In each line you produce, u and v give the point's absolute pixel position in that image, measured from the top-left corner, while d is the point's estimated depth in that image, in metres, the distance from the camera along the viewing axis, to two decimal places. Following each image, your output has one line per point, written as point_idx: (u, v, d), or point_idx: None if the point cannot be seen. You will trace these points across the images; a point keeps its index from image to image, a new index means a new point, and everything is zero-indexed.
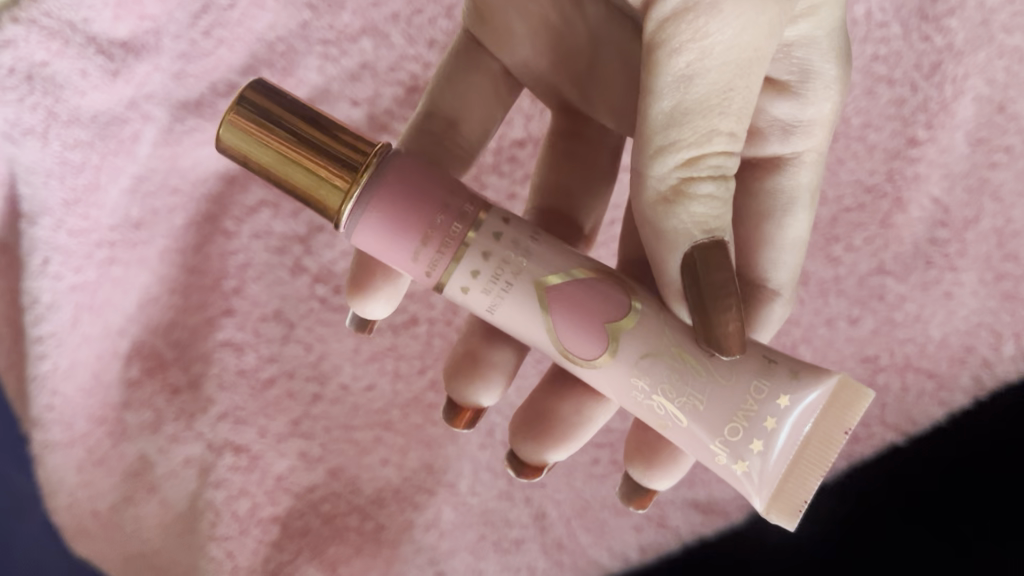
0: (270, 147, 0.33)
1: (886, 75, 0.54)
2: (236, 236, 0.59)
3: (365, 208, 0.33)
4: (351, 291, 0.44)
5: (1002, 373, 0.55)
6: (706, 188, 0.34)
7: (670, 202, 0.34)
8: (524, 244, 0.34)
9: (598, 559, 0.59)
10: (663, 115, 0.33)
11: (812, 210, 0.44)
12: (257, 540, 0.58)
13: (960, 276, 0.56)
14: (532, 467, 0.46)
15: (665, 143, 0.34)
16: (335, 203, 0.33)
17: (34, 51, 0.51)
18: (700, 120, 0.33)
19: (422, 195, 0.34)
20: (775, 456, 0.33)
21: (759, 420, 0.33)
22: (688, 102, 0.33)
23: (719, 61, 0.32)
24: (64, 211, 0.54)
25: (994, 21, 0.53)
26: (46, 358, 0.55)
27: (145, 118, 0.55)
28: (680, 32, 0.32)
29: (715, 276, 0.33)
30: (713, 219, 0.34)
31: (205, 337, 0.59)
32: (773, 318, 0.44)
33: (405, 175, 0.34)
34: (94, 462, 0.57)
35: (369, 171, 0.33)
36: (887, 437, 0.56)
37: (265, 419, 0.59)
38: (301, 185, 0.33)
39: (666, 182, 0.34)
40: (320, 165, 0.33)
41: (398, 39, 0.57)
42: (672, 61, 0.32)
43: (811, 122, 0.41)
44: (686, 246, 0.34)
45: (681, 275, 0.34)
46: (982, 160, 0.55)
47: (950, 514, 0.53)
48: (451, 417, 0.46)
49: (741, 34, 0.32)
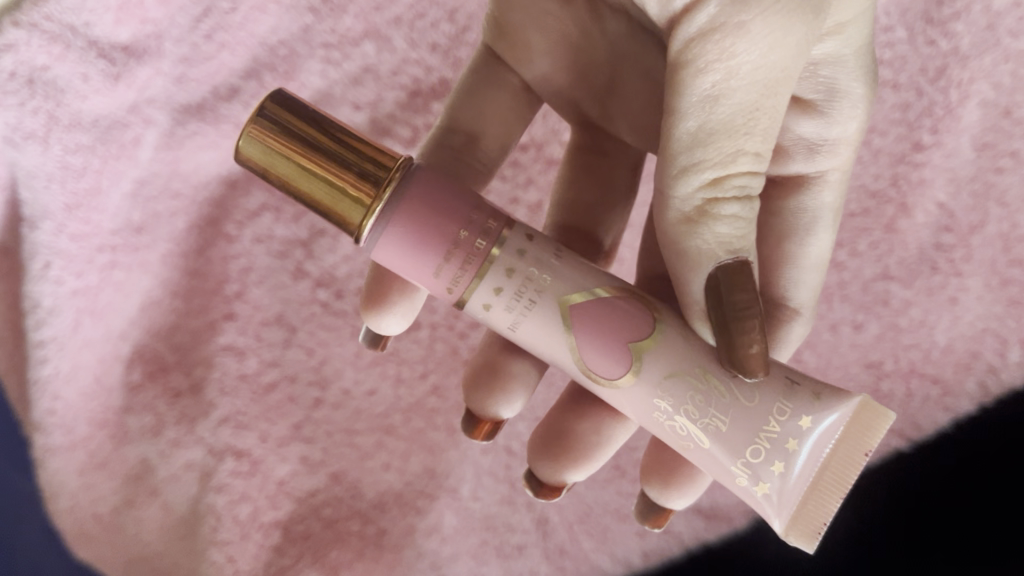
0: (290, 159, 0.33)
1: (891, 79, 0.54)
2: (238, 240, 0.59)
3: (387, 224, 0.33)
4: (368, 307, 0.44)
5: (1008, 379, 0.55)
6: (731, 210, 0.33)
7: (693, 223, 0.33)
8: (548, 261, 0.34)
9: (601, 565, 0.58)
10: (687, 135, 0.33)
11: (834, 230, 0.44)
12: (259, 544, 0.58)
13: (966, 281, 0.56)
14: (550, 487, 0.46)
15: (688, 164, 0.33)
16: (358, 219, 0.33)
17: (34, 55, 0.50)
18: (725, 141, 0.32)
19: (446, 210, 0.33)
20: (796, 478, 0.33)
21: (780, 442, 0.33)
22: (713, 122, 0.32)
23: (747, 82, 0.31)
24: (65, 216, 0.54)
25: (1000, 25, 0.52)
26: (48, 361, 0.55)
27: (147, 122, 0.55)
28: (705, 53, 0.31)
29: (739, 299, 0.32)
30: (738, 240, 0.33)
31: (208, 340, 0.59)
32: (793, 336, 0.44)
33: (428, 190, 0.33)
34: (96, 465, 0.57)
35: (390, 187, 0.33)
36: (891, 442, 0.56)
37: (267, 423, 0.59)
38: (324, 200, 0.33)
39: (689, 204, 0.34)
40: (341, 178, 0.33)
41: (401, 43, 0.57)
42: (697, 81, 0.32)
43: (837, 141, 0.41)
44: (711, 266, 0.33)
45: (705, 296, 0.33)
46: (988, 165, 0.55)
47: (954, 518, 0.53)
48: (470, 430, 0.46)
49: (769, 54, 0.31)
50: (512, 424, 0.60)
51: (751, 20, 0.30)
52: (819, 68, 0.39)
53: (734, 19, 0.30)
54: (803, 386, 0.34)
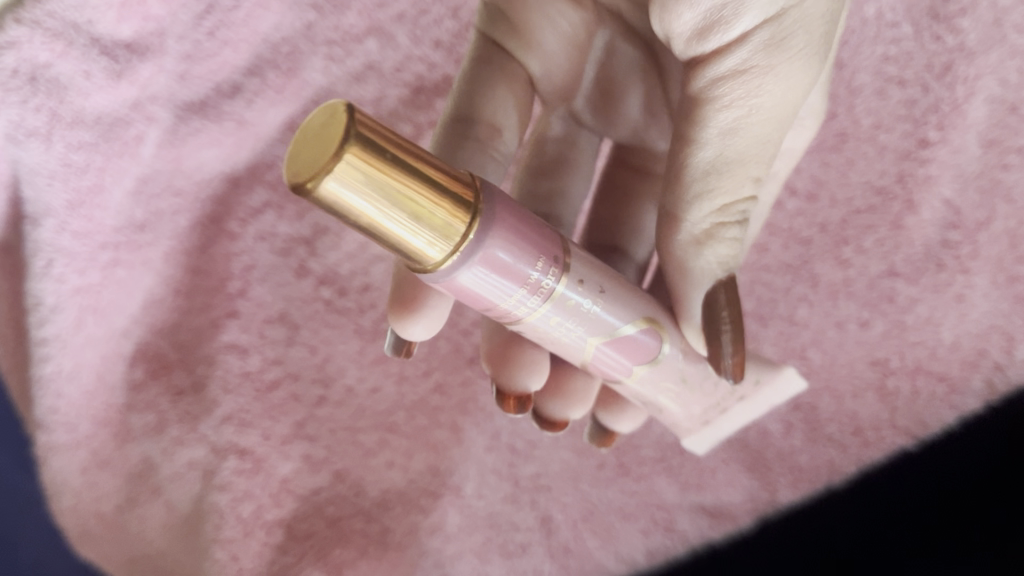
0: (379, 201, 0.28)
1: (897, 76, 0.54)
2: (241, 237, 0.58)
3: (464, 270, 0.31)
4: (401, 305, 0.42)
5: (1015, 376, 0.55)
6: (732, 232, 0.37)
7: (701, 243, 0.37)
8: (594, 294, 0.34)
9: (605, 565, 0.58)
10: (704, 162, 0.35)
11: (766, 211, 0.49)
12: (262, 542, 0.58)
13: (972, 278, 0.55)
14: (555, 424, 0.48)
15: (702, 191, 0.36)
16: (442, 263, 0.30)
17: (37, 52, 0.50)
18: (736, 172, 0.35)
19: (522, 250, 0.32)
20: (722, 432, 0.41)
21: (723, 410, 0.40)
22: (730, 155, 0.35)
23: (766, 120, 0.34)
24: (67, 213, 0.54)
25: (1006, 21, 0.52)
26: (51, 359, 0.55)
27: (149, 119, 0.55)
28: (732, 92, 0.34)
29: (729, 314, 0.37)
30: (731, 257, 0.37)
31: (210, 338, 0.59)
32: None
33: (506, 223, 0.31)
34: (100, 463, 0.58)
35: (475, 224, 0.30)
36: (897, 441, 0.56)
37: (270, 422, 0.58)
38: (409, 244, 0.29)
39: (698, 228, 0.36)
40: (431, 220, 0.29)
41: (404, 40, 0.56)
42: (719, 116, 0.34)
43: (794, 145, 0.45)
44: (707, 284, 0.37)
45: (700, 309, 0.38)
46: (995, 162, 0.55)
47: (957, 516, 0.52)
48: (501, 404, 0.45)
49: (788, 96, 0.34)
50: (515, 423, 0.59)
51: (778, 65, 0.33)
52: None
53: (767, 63, 0.33)
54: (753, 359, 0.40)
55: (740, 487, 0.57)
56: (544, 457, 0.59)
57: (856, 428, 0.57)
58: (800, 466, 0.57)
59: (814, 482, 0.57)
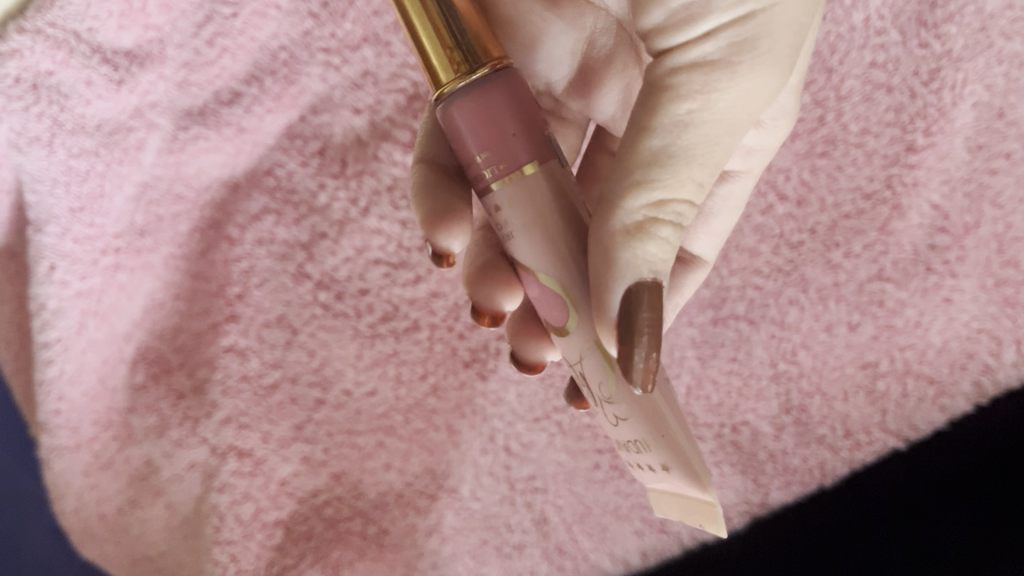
0: (423, 13, 0.33)
1: (885, 82, 0.54)
2: (240, 242, 0.59)
3: (458, 101, 0.32)
4: (427, 215, 0.42)
5: (1003, 379, 0.56)
6: (666, 232, 0.32)
7: (634, 236, 0.31)
8: (527, 216, 0.33)
9: (599, 564, 0.60)
10: (651, 148, 0.32)
11: (751, 187, 0.49)
12: (261, 544, 0.59)
13: (961, 282, 0.56)
14: (529, 365, 0.47)
15: (643, 178, 0.32)
16: (455, 86, 0.33)
17: (39, 60, 0.51)
18: (682, 165, 0.32)
19: (492, 125, 0.32)
20: (651, 479, 0.36)
21: (640, 457, 0.35)
22: (678, 144, 0.32)
23: (719, 119, 0.33)
24: (69, 218, 0.55)
25: (993, 27, 0.53)
26: (53, 363, 0.56)
27: (150, 126, 0.55)
28: (690, 82, 0.33)
29: (648, 318, 0.31)
30: (663, 260, 0.32)
31: (210, 342, 0.60)
32: (691, 281, 0.49)
33: (465, 109, 0.32)
34: (102, 465, 0.59)
35: (484, 71, 0.33)
36: (888, 442, 0.57)
37: (269, 424, 0.59)
38: (435, 61, 0.33)
39: (630, 218, 0.31)
40: (454, 46, 0.32)
41: (399, 47, 0.57)
42: (675, 106, 0.33)
43: (760, 149, 0.47)
44: (630, 279, 0.31)
45: (614, 300, 0.31)
46: (982, 166, 0.55)
47: (939, 526, 0.54)
48: (474, 315, 0.45)
49: (745, 99, 0.33)
50: (511, 425, 0.60)
51: (736, 67, 0.33)
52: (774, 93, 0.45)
53: (728, 64, 0.33)
54: (668, 441, 0.33)
55: (732, 488, 0.58)
56: (539, 458, 0.60)
57: (846, 430, 0.57)
58: (792, 468, 0.58)
59: (805, 484, 0.58)
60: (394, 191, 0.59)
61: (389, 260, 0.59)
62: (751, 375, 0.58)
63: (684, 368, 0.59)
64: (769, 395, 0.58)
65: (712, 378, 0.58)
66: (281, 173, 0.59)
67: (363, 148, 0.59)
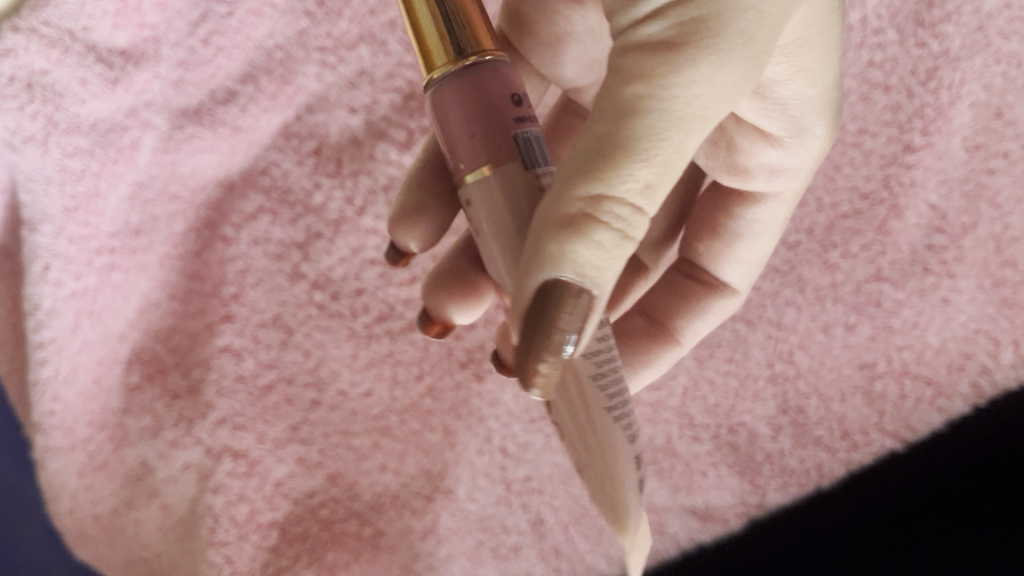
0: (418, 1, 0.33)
1: (882, 81, 0.54)
2: (235, 242, 0.59)
3: (440, 91, 0.32)
4: (397, 212, 0.43)
5: (1002, 380, 0.56)
6: (603, 232, 0.27)
7: (563, 229, 0.27)
8: (486, 214, 0.32)
9: (596, 565, 0.59)
10: (594, 135, 0.28)
11: (788, 209, 0.45)
12: (256, 545, 0.58)
13: (959, 282, 0.56)
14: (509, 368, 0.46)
15: (581, 169, 0.28)
16: (438, 74, 0.33)
17: (33, 60, 0.50)
18: (625, 157, 0.28)
19: (468, 117, 0.32)
20: None
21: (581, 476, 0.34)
22: (623, 134, 0.28)
23: (676, 104, 0.28)
24: (64, 217, 0.54)
25: (991, 27, 0.53)
26: (48, 363, 0.55)
27: (145, 125, 0.55)
28: (643, 71, 0.29)
29: (560, 317, 0.27)
30: (595, 263, 0.27)
31: (206, 342, 0.60)
32: (722, 309, 0.48)
33: (446, 99, 0.32)
34: (96, 466, 0.58)
35: (467, 62, 0.32)
36: (886, 443, 0.57)
37: (264, 425, 0.59)
38: (423, 48, 0.33)
39: (561, 211, 0.27)
40: (440, 35, 0.32)
41: (395, 46, 0.57)
42: (624, 90, 0.29)
43: (791, 170, 0.42)
44: (548, 273, 0.27)
45: (531, 298, 0.27)
46: (980, 166, 0.55)
47: (934, 525, 0.54)
48: (423, 323, 0.46)
49: (703, 97, 0.29)
50: (508, 426, 0.60)
51: (695, 48, 0.29)
52: (791, 108, 0.39)
53: (685, 45, 0.29)
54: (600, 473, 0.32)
55: (730, 490, 0.58)
56: (535, 459, 0.60)
57: (844, 431, 0.57)
58: (789, 469, 0.57)
59: (803, 485, 0.57)
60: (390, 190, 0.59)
61: (385, 260, 0.59)
62: (748, 376, 0.58)
63: (681, 369, 0.58)
64: (766, 396, 0.58)
65: (709, 379, 0.58)
66: (277, 173, 0.59)
67: (359, 148, 0.58)
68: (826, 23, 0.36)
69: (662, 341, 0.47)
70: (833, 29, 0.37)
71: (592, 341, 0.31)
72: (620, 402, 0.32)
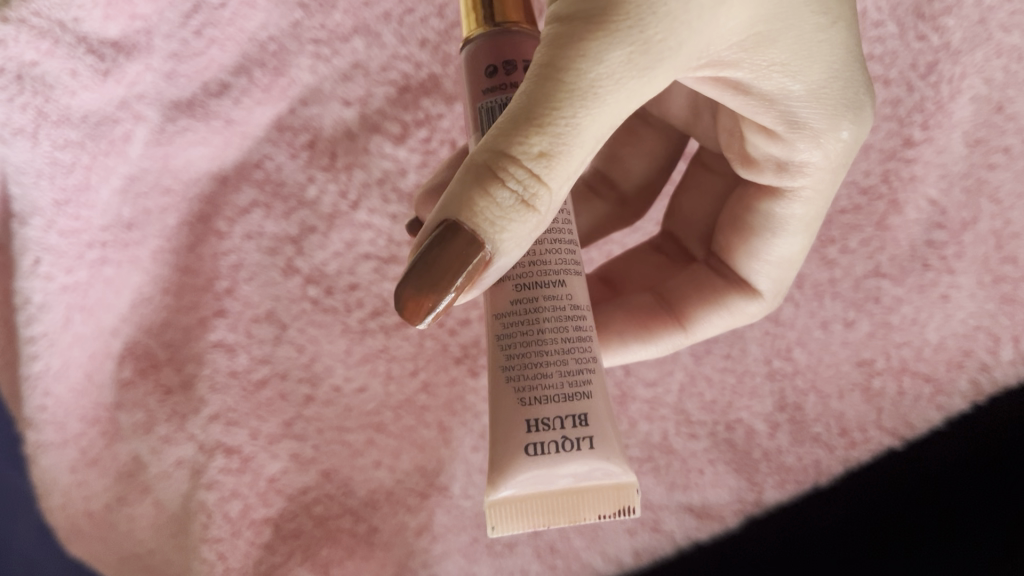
0: None
1: (883, 74, 0.54)
2: (228, 236, 0.59)
3: (466, 46, 0.35)
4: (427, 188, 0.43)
5: (1001, 376, 0.55)
6: (505, 191, 0.26)
7: (464, 183, 0.26)
8: None
9: (591, 563, 0.58)
10: (512, 97, 0.27)
11: (823, 204, 0.41)
12: (249, 541, 0.58)
13: (958, 278, 0.55)
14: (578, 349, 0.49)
15: (498, 125, 0.27)
16: (467, 32, 0.35)
17: (23, 51, 0.50)
18: (535, 122, 0.26)
19: (475, 76, 0.34)
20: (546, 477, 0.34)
21: None
22: (537, 99, 0.26)
23: (585, 80, 0.27)
24: (55, 211, 0.54)
25: (993, 19, 0.51)
26: (39, 358, 0.55)
27: (137, 118, 0.54)
28: (568, 42, 0.27)
29: (445, 262, 0.26)
30: (489, 222, 0.26)
31: (199, 336, 0.59)
32: (748, 312, 0.48)
33: (469, 55, 0.34)
34: (89, 462, 0.58)
35: (488, 28, 0.34)
36: (884, 441, 0.56)
37: (257, 420, 0.58)
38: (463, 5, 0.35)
39: (471, 161, 0.27)
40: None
41: (390, 39, 0.56)
42: (544, 54, 0.27)
43: (804, 165, 0.38)
44: (449, 215, 0.26)
45: (425, 236, 0.27)
46: (980, 161, 0.55)
47: (933, 523, 0.54)
48: None
49: (618, 80, 0.27)
50: None
51: (618, 28, 0.27)
52: (777, 100, 0.35)
53: (611, 21, 0.27)
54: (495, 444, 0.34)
55: (727, 488, 0.57)
56: None
57: (842, 429, 0.57)
58: (787, 467, 0.57)
59: (800, 483, 0.57)
60: (384, 184, 0.58)
61: (380, 254, 0.59)
62: (745, 372, 0.58)
63: (677, 366, 0.58)
64: (763, 393, 0.58)
65: (706, 376, 0.58)
66: (270, 166, 0.58)
67: (354, 140, 0.58)
68: (800, 13, 0.32)
69: (663, 323, 0.48)
70: (816, 16, 0.33)
71: (502, 301, 0.34)
72: (524, 374, 0.33)
